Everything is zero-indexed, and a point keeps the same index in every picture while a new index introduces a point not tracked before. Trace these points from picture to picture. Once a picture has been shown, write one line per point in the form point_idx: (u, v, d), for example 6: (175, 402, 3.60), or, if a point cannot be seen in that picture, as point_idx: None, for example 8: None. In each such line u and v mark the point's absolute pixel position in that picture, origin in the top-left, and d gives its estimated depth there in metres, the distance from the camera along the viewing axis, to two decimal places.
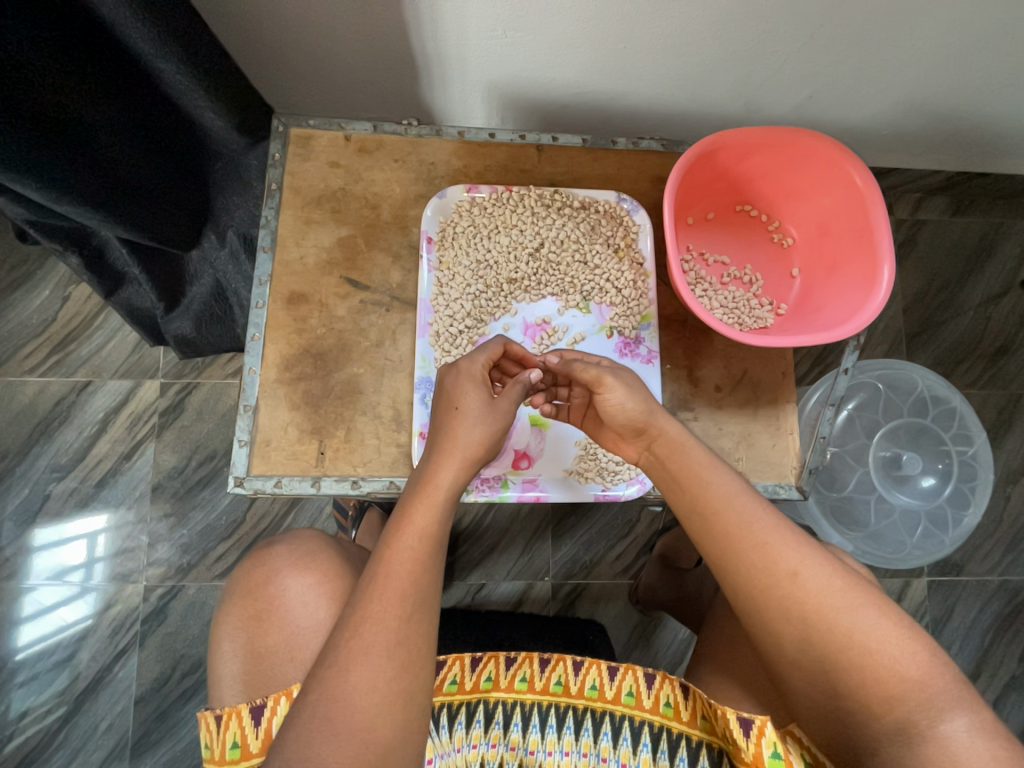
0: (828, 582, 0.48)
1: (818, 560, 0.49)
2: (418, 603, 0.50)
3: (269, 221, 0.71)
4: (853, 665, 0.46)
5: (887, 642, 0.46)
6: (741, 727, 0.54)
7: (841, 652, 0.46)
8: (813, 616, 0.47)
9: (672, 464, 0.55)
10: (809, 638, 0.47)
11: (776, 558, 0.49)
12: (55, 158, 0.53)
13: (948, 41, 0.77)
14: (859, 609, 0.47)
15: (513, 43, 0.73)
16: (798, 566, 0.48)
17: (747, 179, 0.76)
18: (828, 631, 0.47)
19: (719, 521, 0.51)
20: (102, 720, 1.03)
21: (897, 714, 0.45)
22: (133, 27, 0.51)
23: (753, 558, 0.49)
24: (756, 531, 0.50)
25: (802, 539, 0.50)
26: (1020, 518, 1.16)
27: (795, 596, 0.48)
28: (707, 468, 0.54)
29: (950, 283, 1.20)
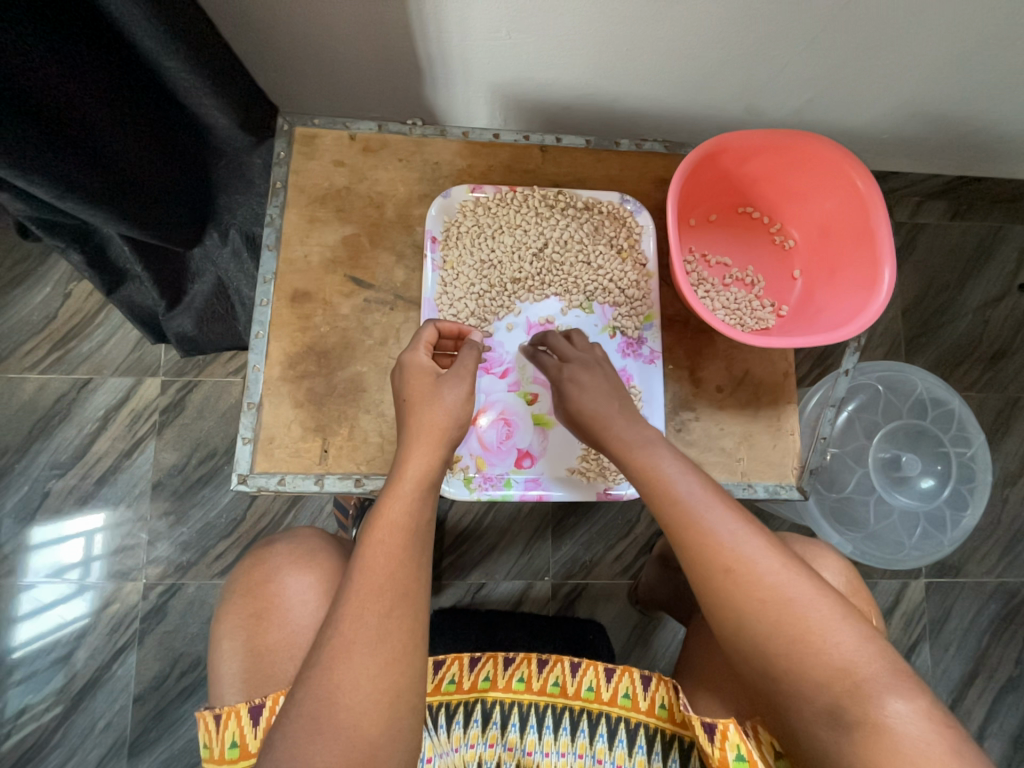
0: (761, 574, 0.49)
1: (757, 551, 0.49)
2: (398, 598, 0.50)
3: (274, 219, 0.72)
4: (783, 651, 0.47)
5: (819, 631, 0.46)
6: (706, 731, 0.54)
7: (772, 639, 0.47)
8: (744, 604, 0.48)
9: (626, 459, 0.58)
10: (742, 621, 0.48)
11: (713, 550, 0.50)
12: (62, 154, 0.53)
13: (948, 46, 0.78)
14: (794, 601, 0.47)
15: (517, 44, 0.73)
16: (731, 561, 0.49)
17: (749, 181, 0.76)
18: (757, 620, 0.48)
19: (678, 521, 0.52)
20: (100, 718, 1.03)
21: (825, 698, 0.45)
22: (142, 26, 0.51)
23: (707, 558, 0.50)
24: (695, 523, 0.51)
25: (743, 529, 0.51)
26: (1017, 520, 1.16)
27: (726, 586, 0.49)
28: (655, 464, 0.55)
29: (948, 286, 1.21)
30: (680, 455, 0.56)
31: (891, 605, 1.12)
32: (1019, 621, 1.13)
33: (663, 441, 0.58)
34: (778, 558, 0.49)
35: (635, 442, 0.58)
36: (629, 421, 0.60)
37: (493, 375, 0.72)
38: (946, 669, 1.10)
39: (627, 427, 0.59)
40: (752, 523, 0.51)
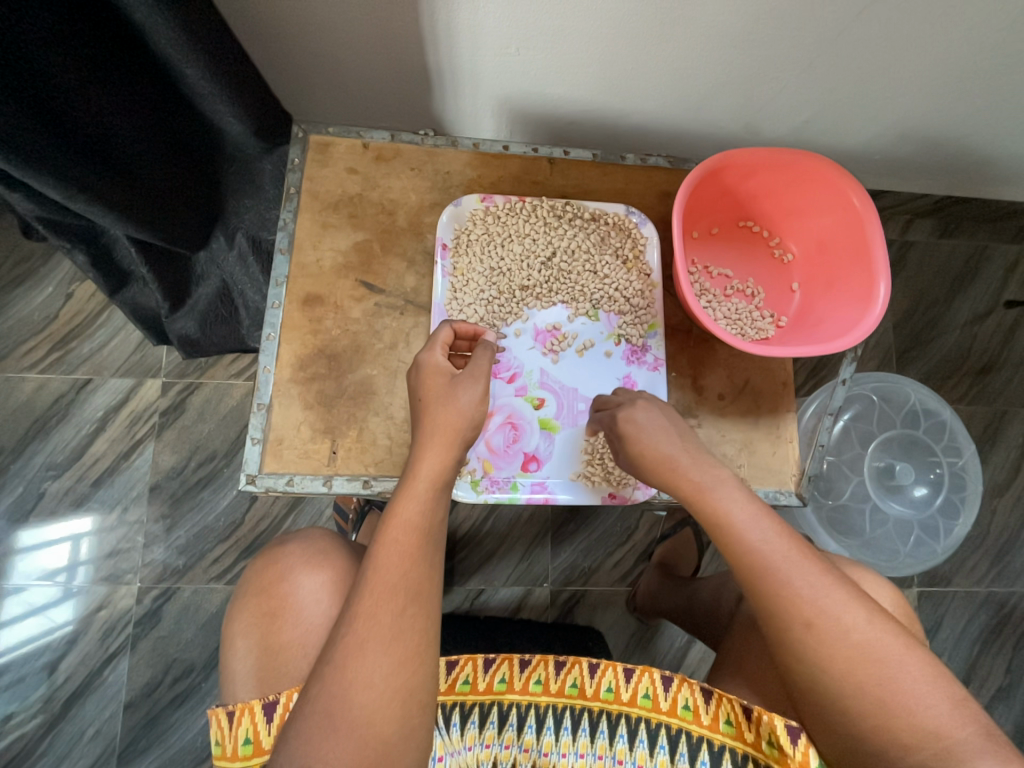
0: (845, 628, 0.49)
1: (839, 605, 0.50)
2: (411, 598, 0.51)
3: (287, 224, 0.73)
4: (869, 708, 0.48)
5: (909, 692, 0.48)
6: (788, 734, 0.56)
7: (858, 696, 0.48)
8: (828, 661, 0.49)
9: (697, 503, 0.57)
10: (823, 676, 0.49)
11: (794, 605, 0.50)
12: (75, 156, 0.54)
13: (940, 71, 0.81)
14: (883, 662, 0.49)
15: (527, 61, 0.75)
16: (813, 616, 0.50)
17: (750, 196, 0.79)
18: (840, 677, 0.49)
19: (758, 575, 0.52)
20: (88, 726, 1.02)
21: (914, 758, 0.46)
22: (163, 32, 0.52)
23: (790, 613, 0.50)
24: (775, 579, 0.51)
25: (825, 581, 0.51)
26: (1005, 532, 1.19)
27: (806, 642, 0.50)
28: (729, 511, 0.55)
29: (937, 302, 1.25)
30: (751, 497, 0.56)
31: None
32: (1009, 632, 1.15)
33: (733, 482, 0.57)
34: (864, 612, 0.50)
35: (705, 486, 0.57)
36: (696, 460, 0.59)
37: (500, 381, 0.74)
38: None
39: (696, 466, 0.58)
40: (830, 575, 0.52)
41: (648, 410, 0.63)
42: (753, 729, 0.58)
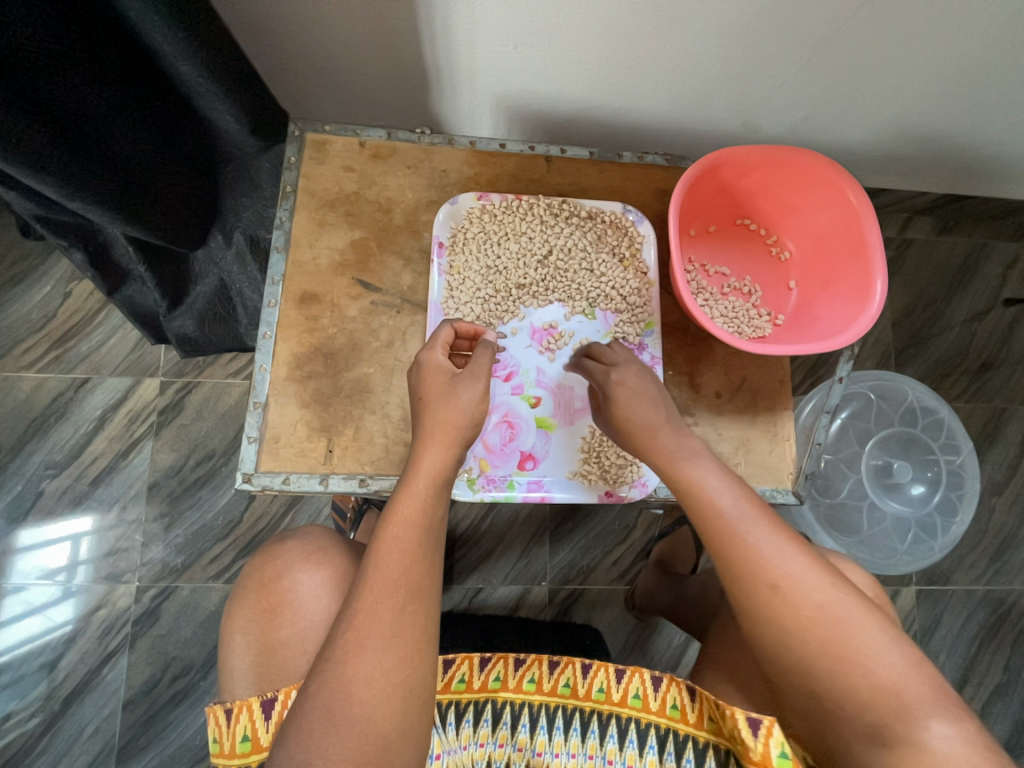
0: (809, 593, 0.49)
1: (803, 569, 0.50)
2: (411, 594, 0.51)
3: (283, 222, 0.73)
4: (830, 669, 0.48)
5: (869, 652, 0.48)
6: (750, 726, 0.55)
7: (820, 656, 0.48)
8: (792, 623, 0.49)
9: (667, 471, 0.58)
10: (788, 639, 0.49)
11: (760, 568, 0.51)
12: (73, 155, 0.54)
13: (937, 69, 0.81)
14: (845, 623, 0.48)
15: (523, 58, 0.75)
16: (778, 579, 0.50)
17: (747, 194, 0.78)
18: (805, 639, 0.49)
19: (723, 539, 0.53)
20: (88, 724, 1.02)
21: (871, 716, 0.46)
22: (159, 30, 0.52)
23: (755, 576, 0.51)
24: (740, 542, 0.52)
25: (791, 546, 0.51)
26: (1004, 529, 1.19)
27: (770, 605, 0.50)
28: (698, 477, 0.56)
29: (936, 299, 1.25)
30: (720, 466, 0.57)
31: None
32: (1008, 629, 1.15)
33: (704, 452, 0.59)
34: (827, 576, 0.51)
35: (676, 455, 0.58)
36: (671, 429, 0.61)
37: (498, 379, 0.74)
38: None
39: (666, 437, 0.60)
40: (797, 541, 0.52)
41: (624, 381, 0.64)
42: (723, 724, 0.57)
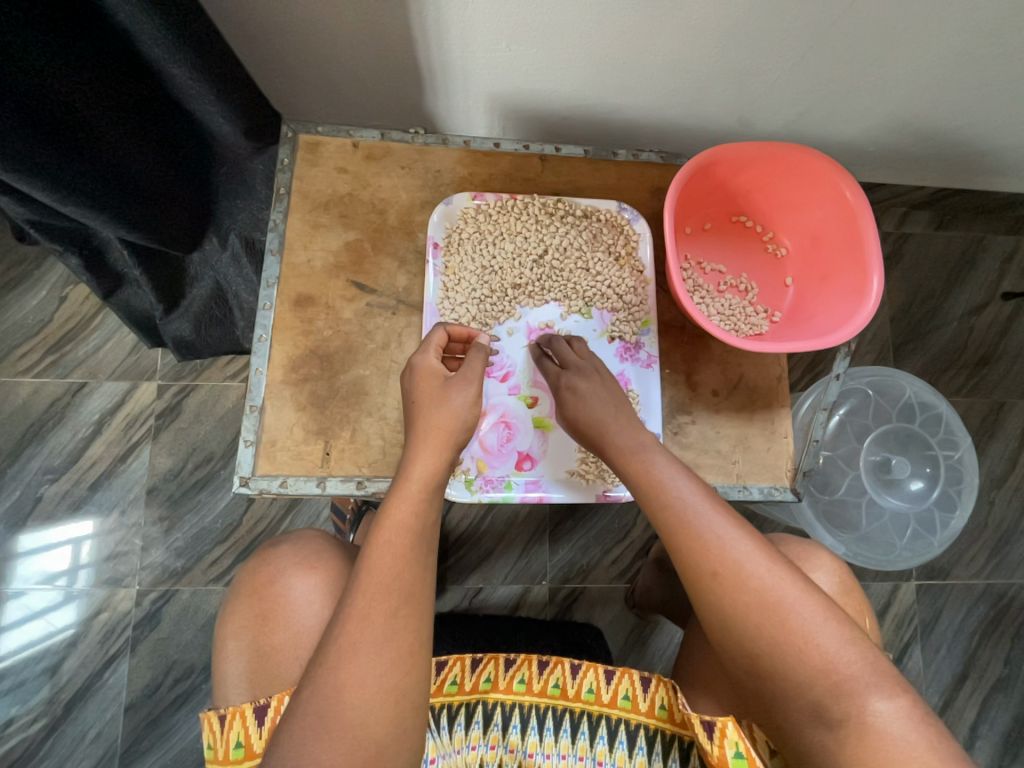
0: (747, 577, 0.50)
1: (746, 552, 0.51)
2: (404, 599, 0.51)
3: (277, 224, 0.73)
4: (770, 649, 0.47)
5: (806, 631, 0.47)
6: (706, 729, 0.55)
7: (760, 638, 0.48)
8: (733, 606, 0.49)
9: (620, 463, 0.60)
10: (731, 623, 0.49)
11: (702, 552, 0.51)
12: (63, 159, 0.54)
13: (933, 63, 0.81)
14: (783, 602, 0.48)
15: (516, 57, 0.75)
16: (718, 565, 0.50)
17: (743, 191, 0.78)
18: (742, 622, 0.49)
19: (671, 527, 0.54)
20: (90, 728, 1.02)
21: (809, 696, 0.46)
22: (150, 33, 0.52)
23: (696, 562, 0.51)
24: (686, 530, 0.53)
25: (733, 530, 0.52)
26: (1003, 523, 1.19)
27: (711, 589, 0.50)
28: (647, 468, 0.58)
29: (934, 294, 1.24)
30: (671, 457, 0.59)
31: (882, 607, 1.14)
32: (1007, 623, 1.16)
33: (655, 443, 0.60)
34: (767, 557, 0.51)
35: (627, 447, 0.60)
36: (625, 425, 0.62)
37: (493, 380, 0.73)
38: (937, 671, 1.12)
39: (619, 429, 0.62)
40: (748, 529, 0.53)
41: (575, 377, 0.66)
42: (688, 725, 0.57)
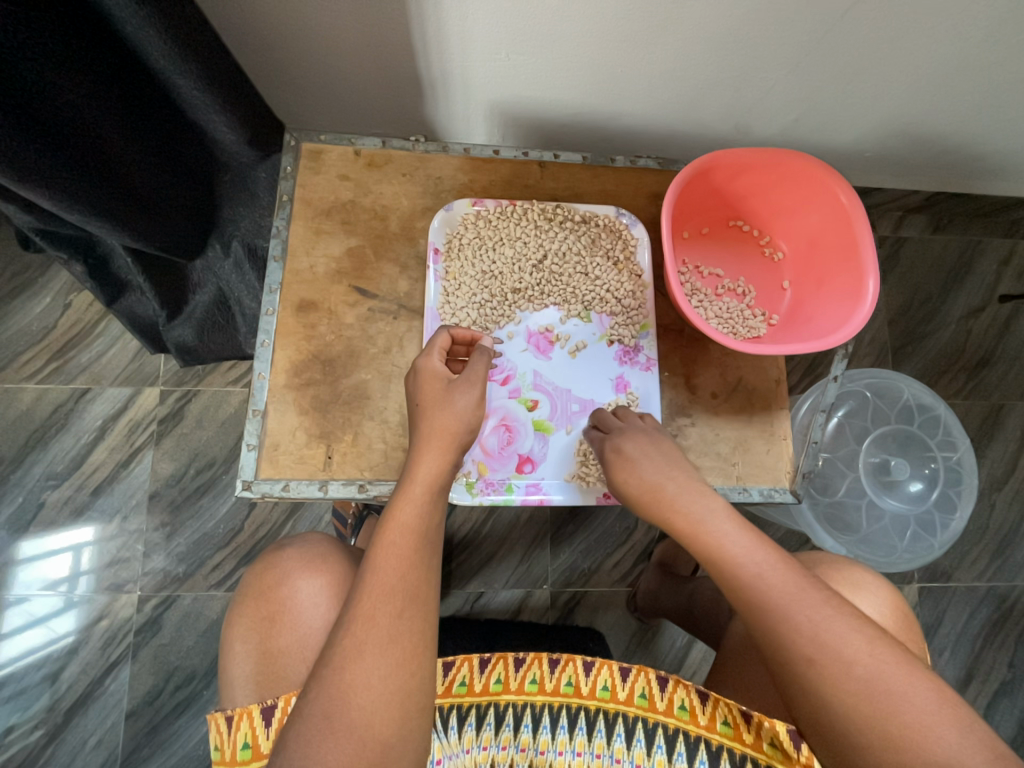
0: (847, 661, 0.46)
1: (843, 631, 0.47)
2: (408, 600, 0.51)
3: (280, 231, 0.74)
4: (880, 743, 0.44)
5: (918, 720, 0.44)
6: (791, 739, 0.57)
7: (868, 731, 0.45)
8: (835, 693, 0.46)
9: (684, 530, 0.56)
10: (836, 717, 0.46)
11: (796, 636, 0.48)
12: (70, 168, 0.55)
13: (926, 69, 0.82)
14: (887, 688, 0.45)
15: (515, 66, 0.76)
16: (814, 651, 0.47)
17: (739, 196, 0.79)
18: (849, 715, 0.45)
19: (752, 608, 0.50)
20: (91, 734, 1.02)
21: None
22: (155, 44, 0.53)
23: (790, 649, 0.48)
24: (770, 613, 0.49)
25: (824, 608, 0.49)
26: (1005, 526, 1.19)
27: (811, 678, 0.47)
28: (717, 537, 0.54)
29: (932, 297, 1.25)
30: (740, 524, 0.55)
31: None
32: (1011, 625, 1.15)
33: (721, 507, 0.56)
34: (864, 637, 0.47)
35: (694, 513, 0.56)
36: (686, 489, 0.58)
37: (494, 383, 0.74)
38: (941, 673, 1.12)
39: (681, 492, 0.58)
40: (833, 602, 0.49)
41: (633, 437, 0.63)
42: (752, 730, 0.59)
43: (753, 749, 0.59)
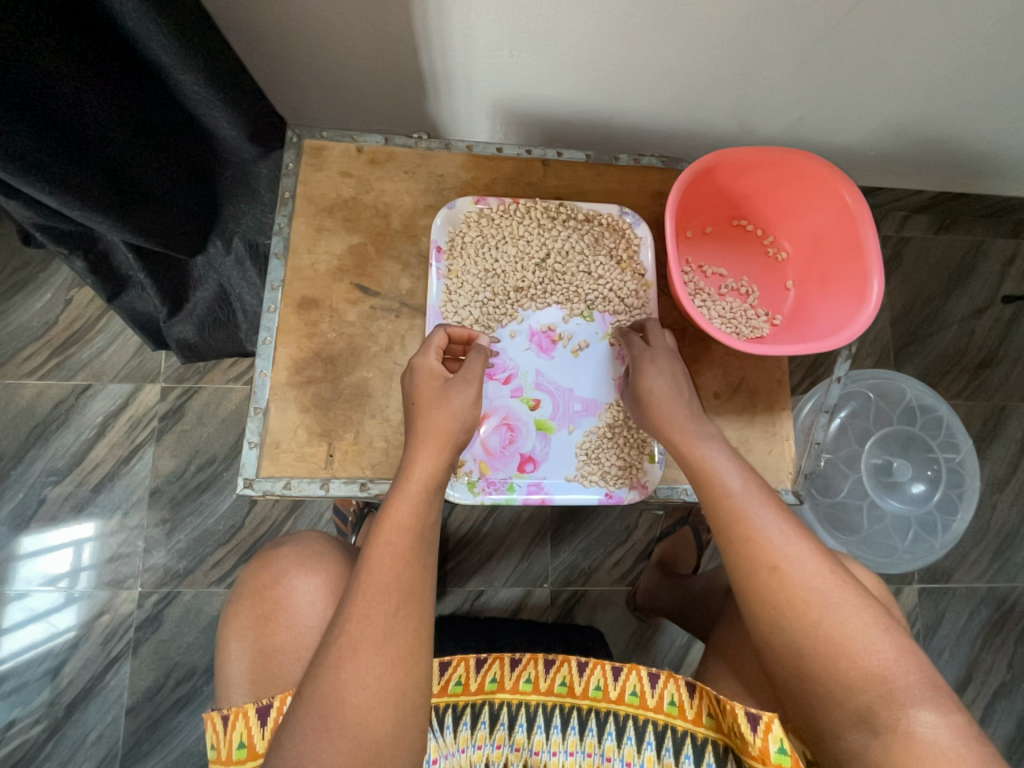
0: (805, 577, 0.51)
1: (803, 553, 0.52)
2: (404, 598, 0.51)
3: (281, 228, 0.73)
4: (819, 650, 0.49)
5: (859, 638, 0.49)
6: (749, 722, 0.55)
7: (810, 639, 0.49)
8: (787, 604, 0.51)
9: (679, 450, 0.61)
10: (785, 625, 0.50)
11: (757, 548, 0.53)
12: (72, 162, 0.55)
13: (933, 68, 0.81)
14: (835, 606, 0.50)
15: (519, 63, 0.76)
16: (778, 559, 0.52)
17: (743, 195, 0.79)
18: (797, 622, 0.50)
19: (727, 514, 0.55)
20: (91, 730, 1.02)
21: (858, 701, 0.47)
22: (157, 39, 0.52)
23: (751, 555, 0.53)
24: (741, 518, 0.54)
25: (791, 532, 0.53)
26: (1005, 527, 1.19)
27: (770, 584, 0.51)
28: (708, 458, 0.59)
29: (935, 297, 1.25)
30: (732, 453, 0.59)
31: None
32: (1010, 626, 1.15)
33: (717, 436, 0.61)
34: (819, 563, 0.52)
35: (691, 434, 0.61)
36: (693, 411, 0.63)
37: (496, 382, 0.74)
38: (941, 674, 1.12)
39: (692, 420, 0.62)
40: (802, 531, 0.54)
41: (657, 359, 0.66)
42: (725, 720, 0.58)
43: (731, 739, 0.58)
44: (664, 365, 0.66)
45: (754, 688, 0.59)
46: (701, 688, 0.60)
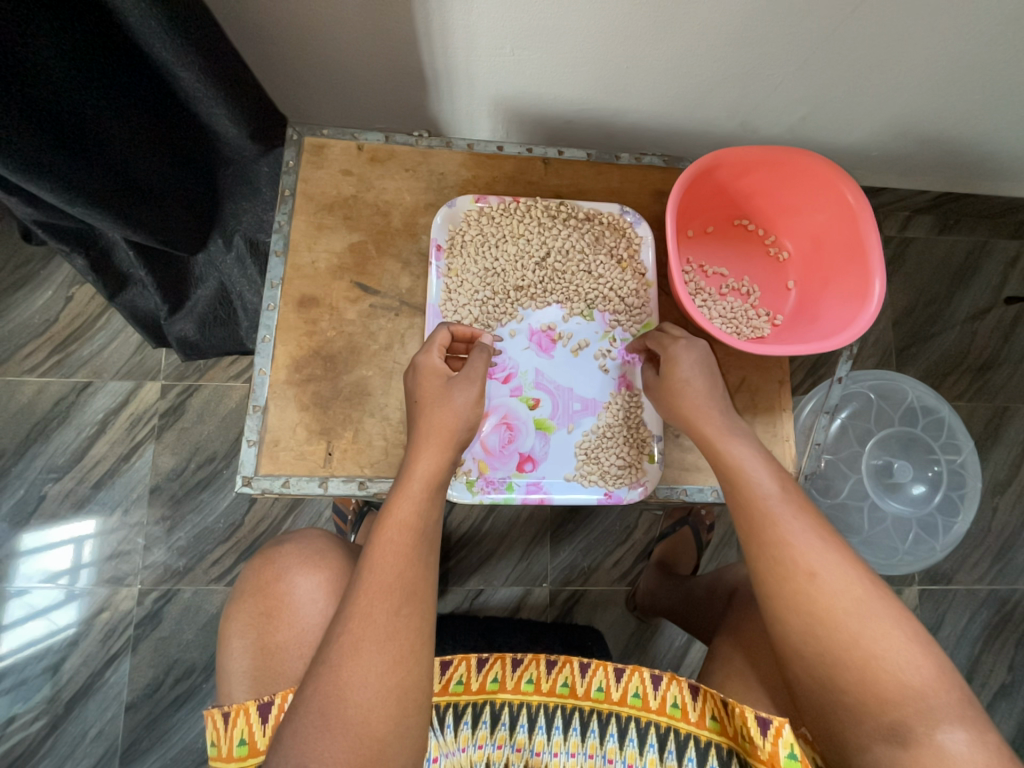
0: (841, 586, 0.51)
1: (839, 563, 0.52)
2: (406, 597, 0.51)
3: (282, 226, 0.73)
4: (846, 657, 0.49)
5: (892, 649, 0.48)
6: (758, 725, 0.54)
7: (844, 649, 0.49)
8: (820, 611, 0.50)
9: (713, 451, 0.60)
10: (817, 635, 0.50)
11: (793, 554, 0.52)
12: (71, 159, 0.54)
13: (939, 66, 0.80)
14: (873, 619, 0.49)
15: (521, 60, 0.75)
16: (816, 566, 0.51)
17: (745, 194, 0.78)
18: (833, 631, 0.49)
19: (758, 521, 0.55)
20: (91, 727, 1.02)
21: (892, 716, 0.47)
22: (157, 37, 0.52)
23: (780, 561, 0.52)
24: (774, 523, 0.54)
25: (817, 539, 0.53)
26: (1006, 529, 1.18)
27: (808, 592, 0.51)
28: (743, 458, 0.58)
29: (938, 297, 1.24)
30: (765, 453, 0.59)
31: None
32: (1011, 628, 1.15)
33: (750, 437, 0.60)
34: (847, 573, 0.51)
35: (725, 433, 0.60)
36: (724, 412, 0.62)
37: (495, 381, 0.74)
38: None
39: (725, 419, 0.62)
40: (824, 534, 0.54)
41: (691, 350, 0.65)
42: (731, 723, 0.57)
43: (736, 743, 0.58)
44: (694, 359, 0.65)
45: (758, 690, 0.59)
46: (704, 691, 0.60)
